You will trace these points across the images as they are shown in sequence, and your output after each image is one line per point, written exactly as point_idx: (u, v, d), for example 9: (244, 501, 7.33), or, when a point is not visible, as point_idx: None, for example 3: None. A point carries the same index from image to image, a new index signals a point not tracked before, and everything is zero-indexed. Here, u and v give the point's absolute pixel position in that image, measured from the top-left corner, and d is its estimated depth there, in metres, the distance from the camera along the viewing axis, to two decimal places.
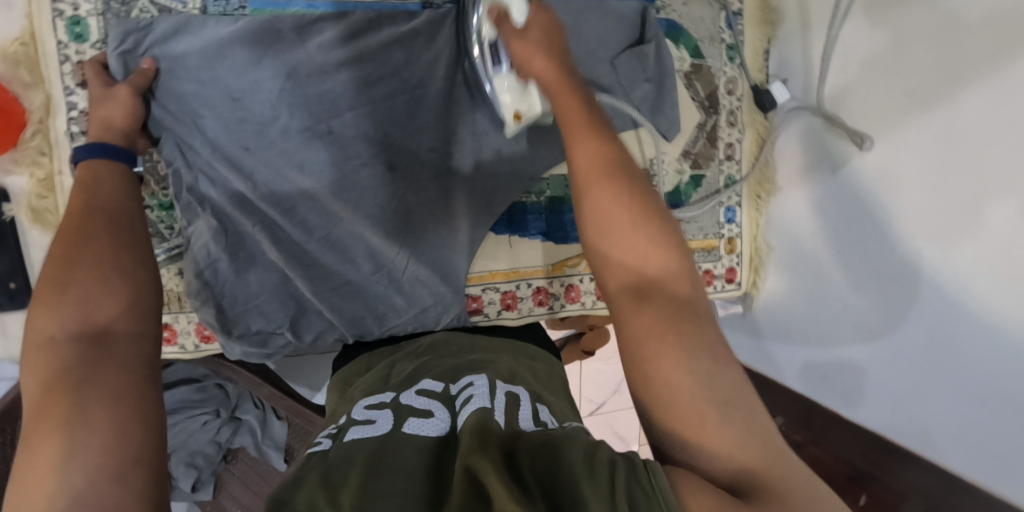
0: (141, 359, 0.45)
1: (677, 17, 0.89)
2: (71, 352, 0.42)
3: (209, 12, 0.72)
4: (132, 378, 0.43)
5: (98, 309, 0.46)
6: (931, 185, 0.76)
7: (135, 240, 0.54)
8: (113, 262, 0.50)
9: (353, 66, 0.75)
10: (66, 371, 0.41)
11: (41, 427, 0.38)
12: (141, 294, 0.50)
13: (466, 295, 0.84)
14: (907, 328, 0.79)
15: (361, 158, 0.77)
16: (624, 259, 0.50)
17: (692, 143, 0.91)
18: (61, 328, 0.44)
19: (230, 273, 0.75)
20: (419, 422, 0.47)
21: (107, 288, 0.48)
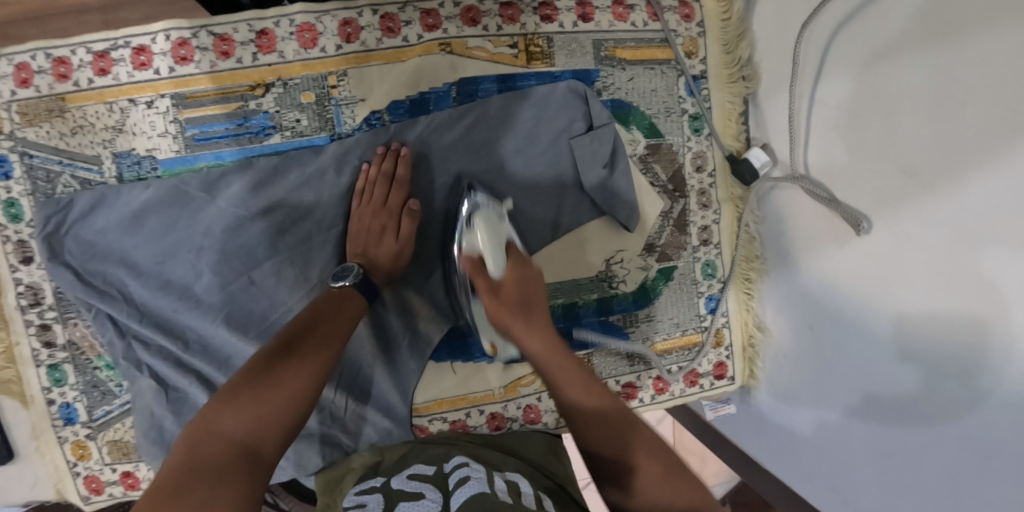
0: (244, 465, 0.48)
1: (625, 93, 0.78)
2: (220, 452, 0.48)
3: (125, 179, 0.73)
4: (230, 475, 0.46)
5: (261, 429, 0.51)
6: (940, 285, 0.57)
7: (324, 340, 0.59)
8: (301, 367, 0.56)
9: (263, 214, 0.73)
10: (196, 462, 0.47)
11: (180, 472, 0.46)
12: (293, 395, 0.54)
13: (412, 428, 0.79)
14: (926, 450, 0.60)
15: (287, 304, 0.74)
16: (633, 467, 0.51)
17: (656, 233, 0.80)
18: (225, 426, 0.50)
19: (177, 428, 0.74)
20: (411, 506, 0.52)
21: (272, 413, 0.53)
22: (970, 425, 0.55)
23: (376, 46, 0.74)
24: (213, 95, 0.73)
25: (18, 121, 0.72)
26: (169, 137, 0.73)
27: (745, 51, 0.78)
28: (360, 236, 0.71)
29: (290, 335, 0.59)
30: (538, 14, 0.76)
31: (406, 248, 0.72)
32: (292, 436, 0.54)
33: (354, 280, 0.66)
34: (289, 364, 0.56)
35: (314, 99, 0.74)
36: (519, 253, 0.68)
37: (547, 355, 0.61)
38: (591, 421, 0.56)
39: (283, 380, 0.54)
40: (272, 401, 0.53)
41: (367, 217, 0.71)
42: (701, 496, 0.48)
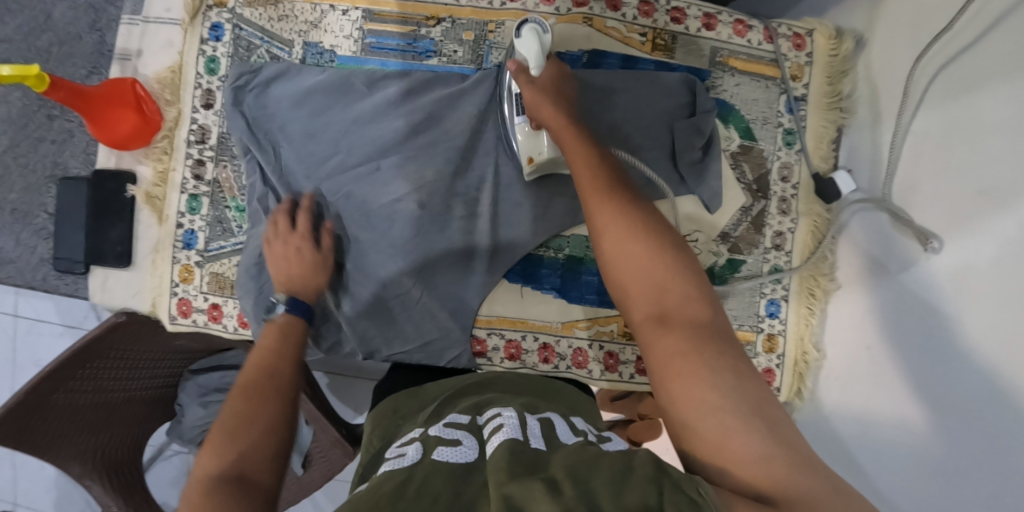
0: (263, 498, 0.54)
1: (729, 97, 0.87)
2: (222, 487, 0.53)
3: (306, 62, 0.90)
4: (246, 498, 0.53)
5: (250, 458, 0.57)
6: (1006, 295, 0.61)
7: (279, 370, 0.68)
8: (263, 397, 0.63)
9: (405, 115, 0.86)
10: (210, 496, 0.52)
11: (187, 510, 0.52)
12: (267, 421, 0.61)
13: (471, 337, 0.86)
14: (973, 465, 0.60)
15: (396, 194, 0.84)
16: (646, 288, 0.53)
17: (733, 225, 0.87)
18: (213, 465, 0.56)
19: (275, 274, 0.86)
20: (450, 451, 0.49)
21: (262, 435, 0.60)
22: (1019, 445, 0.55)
23: (534, 9, 0.88)
24: (396, 16, 0.89)
25: (242, 2, 0.89)
26: (351, 40, 0.89)
27: (847, 85, 0.87)
28: (278, 262, 0.81)
29: (247, 391, 0.64)
30: (669, 15, 0.87)
31: (321, 277, 0.82)
32: (281, 454, 0.59)
33: (285, 309, 0.77)
34: (243, 399, 0.62)
35: (473, 38, 0.89)
36: (571, 110, 0.72)
37: (584, 159, 0.64)
38: (622, 254, 0.56)
39: (252, 409, 0.61)
40: (254, 437, 0.59)
41: (278, 245, 0.82)
42: (727, 358, 0.48)
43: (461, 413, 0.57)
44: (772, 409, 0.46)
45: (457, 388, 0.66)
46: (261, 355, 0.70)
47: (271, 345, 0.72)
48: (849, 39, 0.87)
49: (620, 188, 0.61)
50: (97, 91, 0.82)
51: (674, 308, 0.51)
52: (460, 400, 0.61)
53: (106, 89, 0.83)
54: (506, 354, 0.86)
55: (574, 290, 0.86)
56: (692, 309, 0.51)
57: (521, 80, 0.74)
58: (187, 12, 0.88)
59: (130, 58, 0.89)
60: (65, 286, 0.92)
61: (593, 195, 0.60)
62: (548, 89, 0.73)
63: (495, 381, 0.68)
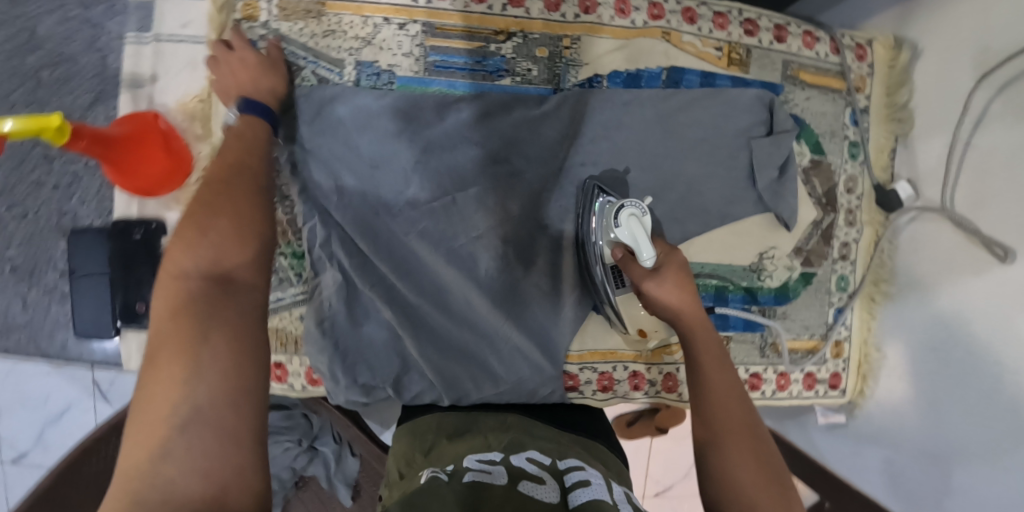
0: (254, 319, 0.46)
1: (801, 110, 0.87)
2: (196, 286, 0.46)
3: (361, 86, 0.79)
4: (236, 333, 0.44)
5: (225, 257, 0.50)
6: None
7: (251, 170, 0.59)
8: (228, 195, 0.55)
9: (479, 143, 0.80)
10: (191, 302, 0.45)
11: (166, 363, 0.41)
12: (250, 216, 0.54)
13: (564, 373, 0.84)
14: None
15: (478, 230, 0.80)
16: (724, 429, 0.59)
17: (805, 239, 0.89)
18: (170, 392, 0.40)
19: (347, 325, 0.78)
20: (536, 489, 0.46)
21: (214, 303, 0.45)
22: None
23: (609, 21, 0.83)
24: (460, 30, 0.81)
25: (276, 14, 0.78)
26: (411, 58, 0.80)
27: (904, 96, 0.90)
28: (235, 76, 0.71)
29: (213, 212, 0.53)
30: (743, 28, 0.86)
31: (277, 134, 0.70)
32: (263, 257, 0.52)
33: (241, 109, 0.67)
34: (232, 193, 0.56)
35: (547, 54, 0.83)
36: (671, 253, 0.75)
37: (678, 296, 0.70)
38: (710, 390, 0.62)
39: (222, 207, 0.53)
40: (218, 312, 0.45)
41: (222, 70, 0.71)
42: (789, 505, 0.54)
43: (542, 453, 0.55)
44: None
45: (519, 429, 0.65)
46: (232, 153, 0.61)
47: (251, 139, 0.64)
48: (907, 50, 0.89)
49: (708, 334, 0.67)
50: (124, 132, 0.70)
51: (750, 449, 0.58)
52: (531, 441, 0.60)
53: (132, 129, 0.71)
54: (600, 386, 0.86)
55: None
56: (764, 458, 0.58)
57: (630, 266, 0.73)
58: (213, 29, 0.76)
59: (144, 84, 0.77)
60: (97, 354, 0.84)
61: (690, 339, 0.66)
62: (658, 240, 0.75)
63: (525, 424, 0.68)
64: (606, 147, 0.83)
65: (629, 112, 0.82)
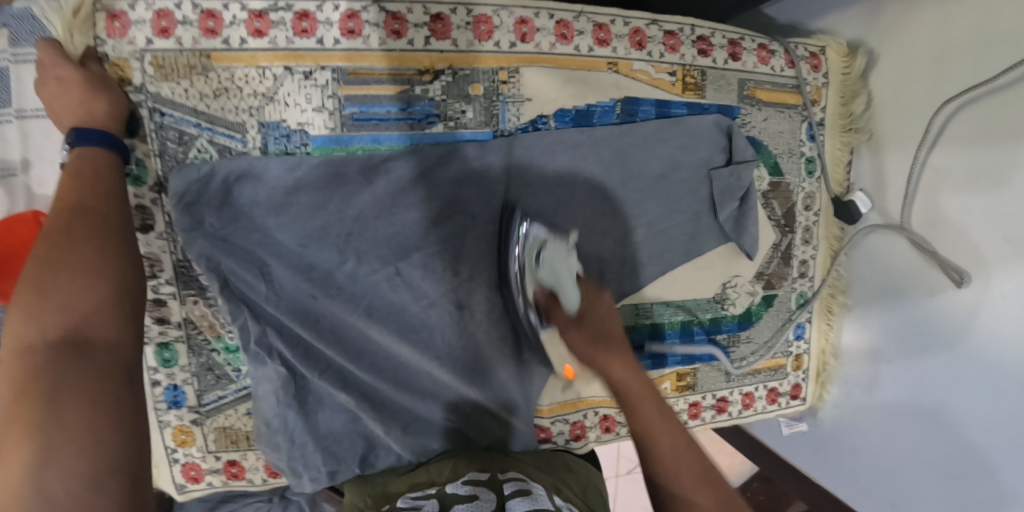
0: (118, 367, 0.47)
1: (758, 132, 0.83)
2: (50, 357, 0.45)
3: (270, 151, 0.68)
4: (94, 378, 0.44)
5: (82, 314, 0.48)
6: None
7: (96, 179, 0.56)
8: (99, 245, 0.52)
9: (420, 205, 0.70)
10: (40, 378, 0.43)
11: (11, 433, 0.40)
12: (113, 265, 0.52)
13: (535, 427, 0.80)
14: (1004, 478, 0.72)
15: (431, 297, 0.73)
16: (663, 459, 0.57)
17: (766, 263, 0.87)
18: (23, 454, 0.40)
19: (301, 419, 0.71)
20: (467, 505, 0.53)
21: (52, 371, 0.44)
22: None
23: (549, 49, 0.73)
24: (386, 75, 0.69)
25: (152, 74, 0.64)
26: (324, 113, 0.69)
27: (860, 106, 0.87)
28: (57, 103, 0.58)
29: (58, 260, 0.49)
30: (696, 47, 0.79)
31: (117, 168, 0.59)
32: (119, 285, 0.51)
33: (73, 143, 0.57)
34: (79, 226, 0.52)
35: (482, 92, 0.72)
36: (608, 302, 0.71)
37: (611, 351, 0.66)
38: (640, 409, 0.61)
39: (77, 242, 0.51)
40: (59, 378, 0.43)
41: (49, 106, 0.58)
42: None
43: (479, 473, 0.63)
44: None
45: (466, 455, 0.71)
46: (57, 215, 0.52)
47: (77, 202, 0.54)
48: (862, 56, 0.85)
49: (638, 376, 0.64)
50: (6, 250, 0.62)
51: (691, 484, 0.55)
52: (477, 462, 0.67)
53: (13, 243, 0.63)
54: (573, 435, 0.83)
55: None
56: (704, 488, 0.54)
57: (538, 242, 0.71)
58: None
59: (14, 173, 0.64)
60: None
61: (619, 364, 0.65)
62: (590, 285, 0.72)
63: (464, 454, 0.72)
64: (561, 192, 0.75)
65: (582, 153, 0.75)
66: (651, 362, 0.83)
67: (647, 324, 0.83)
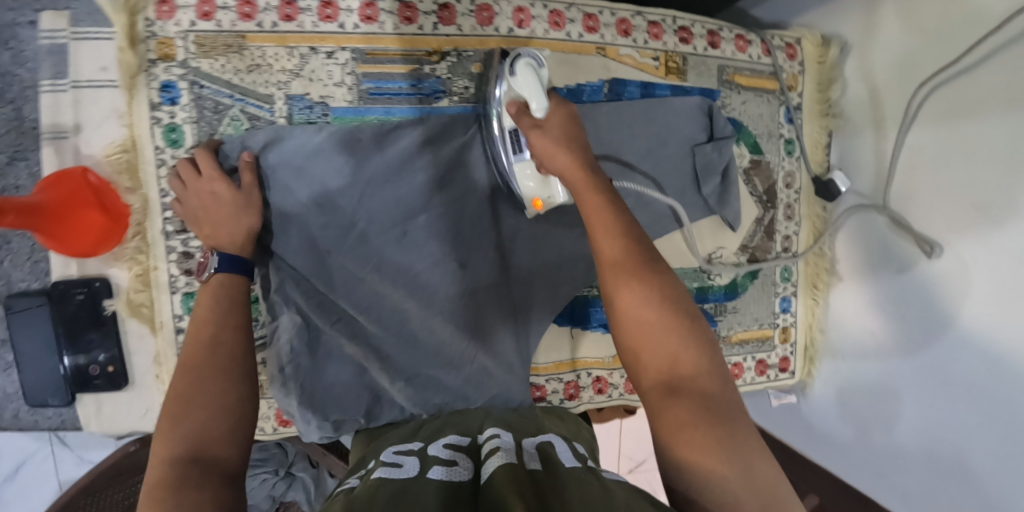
0: (231, 385, 0.57)
1: (738, 113, 0.90)
2: (186, 379, 0.56)
3: (294, 120, 0.76)
4: (213, 400, 0.55)
5: (216, 346, 0.60)
6: (999, 301, 0.73)
7: (233, 256, 0.67)
8: (225, 297, 0.65)
9: (426, 169, 0.77)
10: (179, 392, 0.55)
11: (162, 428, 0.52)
12: (235, 311, 0.64)
13: (532, 384, 0.85)
14: (988, 436, 0.74)
15: (434, 256, 0.78)
16: (655, 357, 0.53)
17: (750, 237, 0.93)
18: (171, 446, 0.50)
19: (311, 365, 0.76)
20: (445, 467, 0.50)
21: (201, 400, 0.55)
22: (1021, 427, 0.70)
23: (543, 35, 0.82)
24: (397, 55, 0.78)
25: (193, 51, 0.74)
26: (344, 88, 0.77)
27: (835, 92, 0.94)
28: (206, 213, 0.69)
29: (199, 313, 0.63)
30: (677, 36, 0.86)
31: (254, 228, 0.70)
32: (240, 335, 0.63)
33: (219, 267, 0.66)
34: (208, 287, 0.66)
35: (483, 70, 0.80)
36: (588, 156, 0.65)
37: (593, 201, 0.61)
38: (635, 328, 0.55)
39: (205, 300, 0.64)
40: (199, 405, 0.54)
41: (197, 199, 0.70)
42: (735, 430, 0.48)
43: (461, 434, 0.62)
44: (736, 420, 0.49)
45: (453, 415, 0.71)
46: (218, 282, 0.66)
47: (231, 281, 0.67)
48: (836, 46, 0.92)
49: (637, 243, 0.59)
50: (52, 199, 0.68)
51: (686, 377, 0.51)
52: (461, 423, 0.67)
53: (60, 193, 0.69)
54: (567, 395, 0.87)
55: None
56: (699, 377, 0.51)
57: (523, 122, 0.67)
58: (126, 73, 0.72)
59: (67, 135, 0.73)
60: (44, 421, 0.78)
61: (607, 252, 0.59)
62: (585, 157, 0.65)
63: (460, 412, 0.72)
64: None
65: (575, 126, 0.82)
66: None
67: None
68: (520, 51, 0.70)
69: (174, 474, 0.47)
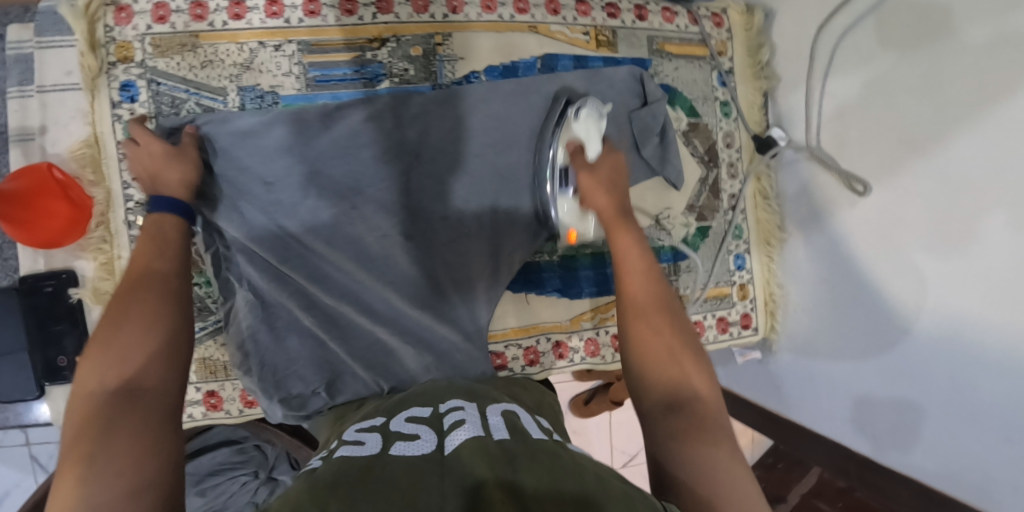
0: (160, 316, 0.57)
1: (672, 79, 0.95)
2: (110, 309, 0.56)
3: (246, 109, 0.81)
4: (139, 335, 0.54)
5: (153, 277, 0.60)
6: (936, 225, 0.74)
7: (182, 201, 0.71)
8: (160, 236, 0.65)
9: (371, 144, 0.82)
10: (104, 327, 0.55)
11: (78, 369, 0.52)
12: (167, 247, 0.64)
13: (491, 352, 0.87)
14: (937, 362, 0.75)
15: (381, 230, 0.83)
16: (641, 305, 0.64)
17: (696, 196, 0.96)
18: (96, 380, 0.50)
19: (270, 341, 0.80)
20: (408, 444, 0.48)
21: (128, 333, 0.54)
22: (963, 348, 0.72)
23: (478, 18, 0.87)
24: (340, 44, 0.83)
25: (151, 52, 0.80)
26: (292, 77, 0.82)
27: (764, 55, 0.98)
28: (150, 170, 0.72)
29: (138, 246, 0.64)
30: (605, 11, 0.92)
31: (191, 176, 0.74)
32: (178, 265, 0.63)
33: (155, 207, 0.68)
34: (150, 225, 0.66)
35: (422, 53, 0.85)
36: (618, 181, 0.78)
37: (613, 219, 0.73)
38: (632, 288, 0.66)
39: (140, 240, 0.65)
40: (125, 340, 0.53)
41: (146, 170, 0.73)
42: (708, 414, 0.55)
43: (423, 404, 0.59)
44: (706, 403, 0.56)
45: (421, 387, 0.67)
46: (157, 223, 0.67)
47: (168, 222, 0.67)
48: (759, 13, 0.98)
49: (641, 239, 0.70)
50: (22, 190, 0.74)
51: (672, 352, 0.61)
52: (430, 394, 0.63)
53: (27, 186, 0.75)
54: (528, 360, 0.89)
55: (575, 287, 0.91)
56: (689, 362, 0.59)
57: (578, 164, 0.79)
58: (87, 75, 0.78)
59: (33, 137, 0.79)
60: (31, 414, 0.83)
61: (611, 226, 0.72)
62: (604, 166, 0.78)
63: (427, 386, 0.69)
64: (498, 135, 0.87)
65: (513, 96, 0.87)
66: (593, 288, 0.91)
67: (588, 253, 0.91)
68: (583, 100, 0.83)
69: (104, 416, 0.48)
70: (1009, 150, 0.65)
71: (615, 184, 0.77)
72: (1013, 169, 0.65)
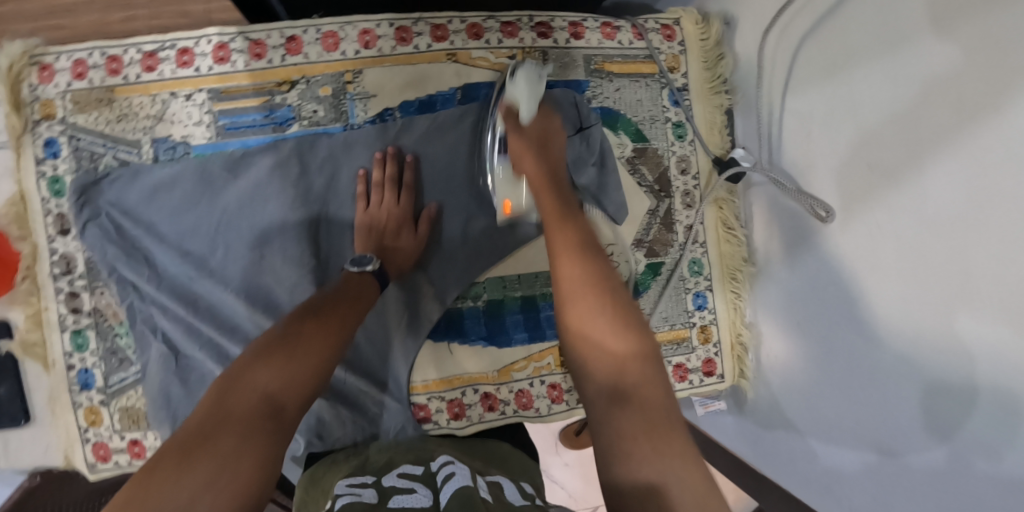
0: (322, 356, 0.57)
1: (613, 101, 0.86)
2: (302, 339, 0.57)
3: (160, 160, 0.81)
4: (302, 372, 0.55)
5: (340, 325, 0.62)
6: (913, 265, 0.60)
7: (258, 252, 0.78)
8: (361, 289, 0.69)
9: (281, 192, 0.80)
10: (270, 347, 0.55)
11: (234, 388, 0.51)
12: (362, 299, 0.68)
13: (411, 405, 0.82)
14: (917, 432, 0.60)
15: (290, 279, 0.80)
16: (600, 347, 0.53)
17: (644, 230, 0.87)
18: (244, 396, 0.50)
19: (183, 392, 0.79)
20: (405, 497, 0.45)
21: (299, 365, 0.55)
22: (943, 413, 0.57)
23: (391, 52, 0.83)
24: (250, 89, 0.82)
25: (71, 108, 0.81)
26: (203, 126, 0.82)
27: (723, 68, 0.87)
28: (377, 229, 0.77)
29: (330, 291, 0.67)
30: (535, 32, 0.85)
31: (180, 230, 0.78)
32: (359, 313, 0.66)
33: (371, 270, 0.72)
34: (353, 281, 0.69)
35: (331, 93, 0.82)
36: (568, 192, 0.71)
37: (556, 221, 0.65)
38: (586, 327, 0.55)
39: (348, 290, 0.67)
40: (261, 371, 0.53)
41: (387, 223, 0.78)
42: (679, 446, 0.45)
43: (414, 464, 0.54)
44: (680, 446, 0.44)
45: (412, 445, 0.64)
46: (362, 281, 0.70)
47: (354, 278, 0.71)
48: (716, 21, 0.87)
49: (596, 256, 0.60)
50: None
51: (630, 387, 0.50)
52: (416, 453, 0.59)
53: None
54: (452, 414, 0.83)
55: (503, 334, 0.84)
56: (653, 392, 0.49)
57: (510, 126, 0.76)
58: (12, 133, 0.80)
59: None
60: None
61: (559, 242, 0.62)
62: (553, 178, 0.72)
63: (413, 444, 0.66)
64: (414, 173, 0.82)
65: (431, 132, 0.82)
66: (524, 335, 0.85)
67: (518, 296, 0.85)
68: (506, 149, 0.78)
69: (225, 429, 0.46)
70: (995, 183, 0.51)
71: (546, 153, 0.74)
72: (1000, 206, 0.51)
